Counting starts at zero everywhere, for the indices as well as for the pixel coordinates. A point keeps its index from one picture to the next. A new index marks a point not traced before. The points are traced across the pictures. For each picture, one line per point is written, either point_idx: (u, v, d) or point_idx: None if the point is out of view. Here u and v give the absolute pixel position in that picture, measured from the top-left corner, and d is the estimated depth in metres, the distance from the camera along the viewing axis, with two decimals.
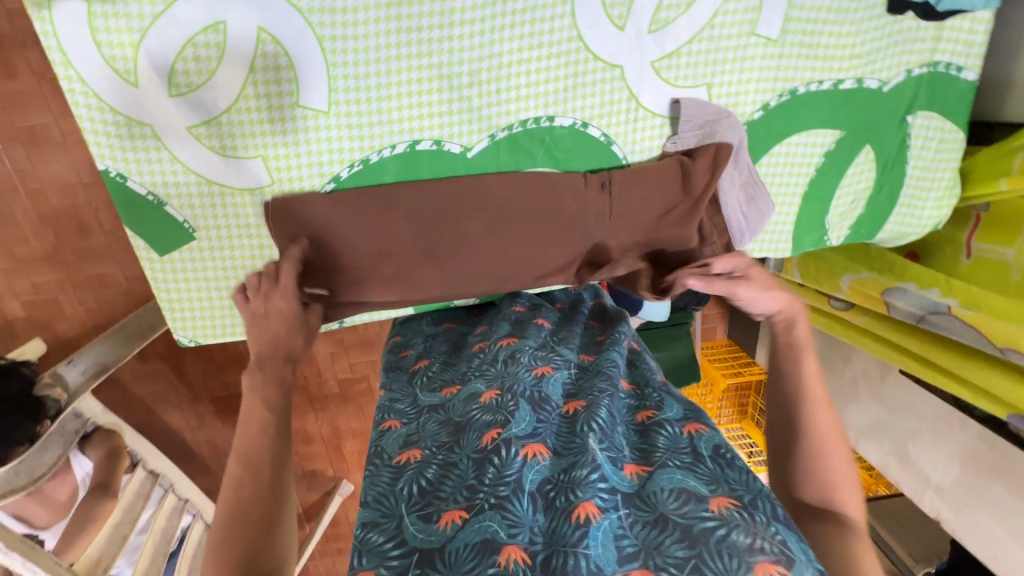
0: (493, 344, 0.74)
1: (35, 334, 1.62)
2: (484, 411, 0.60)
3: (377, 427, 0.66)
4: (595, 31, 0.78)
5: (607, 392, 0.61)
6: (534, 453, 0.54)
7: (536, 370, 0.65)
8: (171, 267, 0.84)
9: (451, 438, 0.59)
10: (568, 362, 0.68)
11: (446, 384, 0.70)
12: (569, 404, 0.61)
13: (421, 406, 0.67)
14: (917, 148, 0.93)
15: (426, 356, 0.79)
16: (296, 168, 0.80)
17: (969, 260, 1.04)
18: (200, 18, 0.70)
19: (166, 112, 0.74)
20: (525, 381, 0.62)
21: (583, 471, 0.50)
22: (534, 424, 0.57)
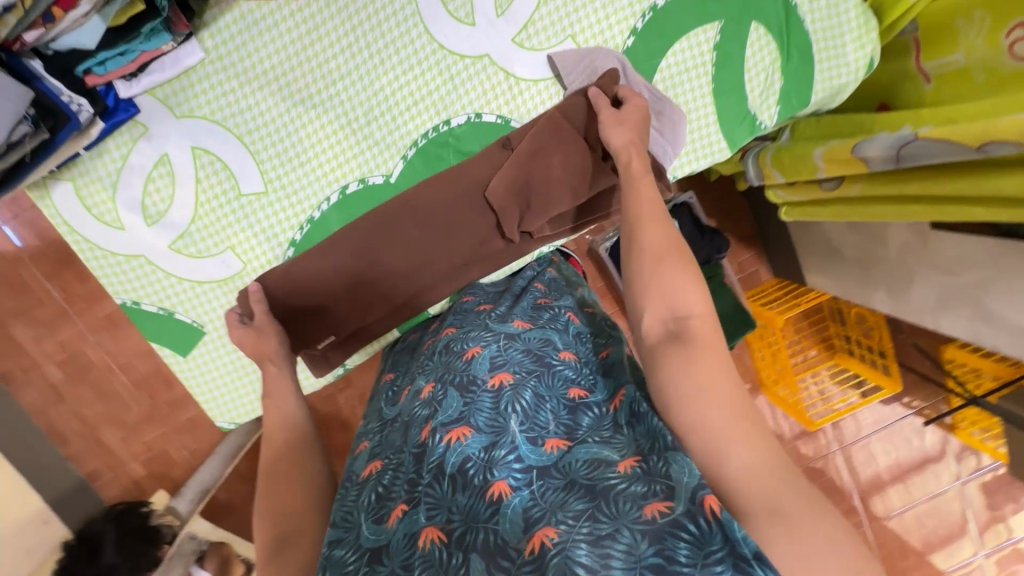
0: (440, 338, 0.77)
1: (157, 488, 1.67)
2: (422, 407, 0.62)
3: (353, 452, 0.70)
4: (449, 36, 0.89)
5: (535, 373, 0.62)
6: (457, 436, 0.55)
7: (466, 354, 0.67)
8: (193, 364, 0.98)
9: (401, 440, 0.63)
10: (499, 336, 0.69)
11: (402, 391, 0.74)
12: (495, 377, 0.62)
13: (385, 419, 0.71)
14: (805, 4, 0.92)
15: (393, 371, 0.84)
16: (259, 249, 0.94)
17: (931, 84, 0.97)
18: (150, 160, 0.89)
19: (150, 240, 0.92)
20: (455, 370, 0.65)
21: (499, 452, 0.53)
22: (460, 408, 0.59)
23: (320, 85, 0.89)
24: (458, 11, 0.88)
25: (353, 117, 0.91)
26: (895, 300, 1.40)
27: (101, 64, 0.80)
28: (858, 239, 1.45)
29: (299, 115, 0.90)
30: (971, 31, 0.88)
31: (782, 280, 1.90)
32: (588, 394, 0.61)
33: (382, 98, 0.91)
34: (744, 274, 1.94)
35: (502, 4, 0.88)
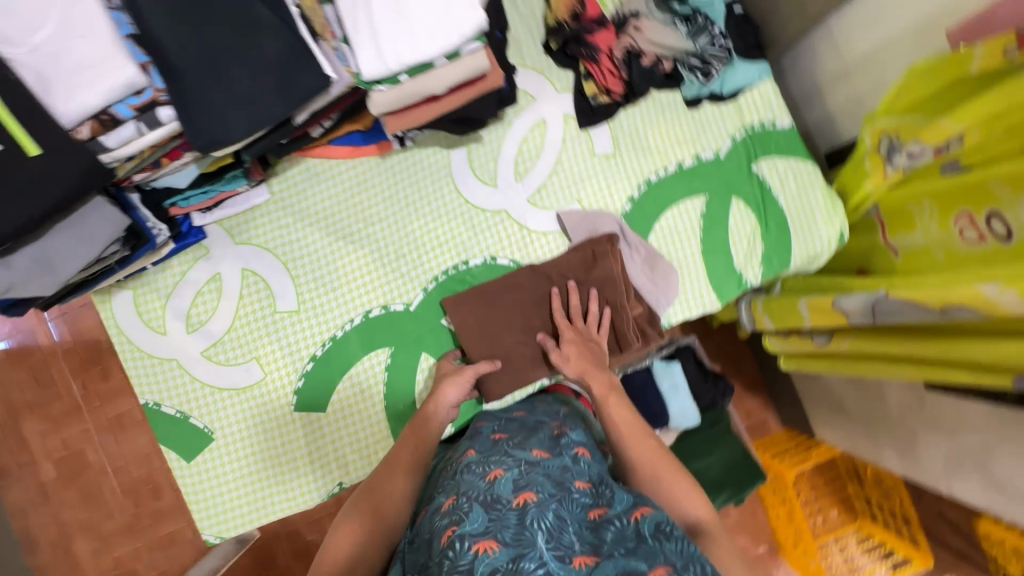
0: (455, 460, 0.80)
1: None
2: (443, 519, 0.64)
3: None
4: (474, 192, 1.06)
5: (553, 492, 0.64)
6: (485, 547, 0.57)
7: (489, 475, 0.69)
8: (196, 469, 1.00)
9: (423, 556, 0.63)
10: (519, 460, 0.71)
11: (414, 517, 0.75)
12: (519, 495, 0.64)
13: (400, 544, 0.71)
14: (778, 186, 1.08)
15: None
16: (281, 361, 1.02)
17: (899, 256, 1.07)
18: (204, 275, 1.02)
19: (187, 346, 1.01)
20: (478, 488, 0.66)
21: (529, 564, 0.54)
22: (486, 523, 0.60)
23: (362, 228, 1.05)
24: (483, 175, 1.06)
25: (383, 253, 1.05)
26: (905, 461, 1.35)
27: (185, 199, 0.96)
28: (859, 394, 1.46)
29: (338, 249, 1.04)
30: (924, 216, 0.99)
31: (792, 431, 1.86)
32: (608, 511, 0.63)
33: (414, 236, 1.05)
34: (752, 421, 1.92)
35: (521, 171, 1.07)
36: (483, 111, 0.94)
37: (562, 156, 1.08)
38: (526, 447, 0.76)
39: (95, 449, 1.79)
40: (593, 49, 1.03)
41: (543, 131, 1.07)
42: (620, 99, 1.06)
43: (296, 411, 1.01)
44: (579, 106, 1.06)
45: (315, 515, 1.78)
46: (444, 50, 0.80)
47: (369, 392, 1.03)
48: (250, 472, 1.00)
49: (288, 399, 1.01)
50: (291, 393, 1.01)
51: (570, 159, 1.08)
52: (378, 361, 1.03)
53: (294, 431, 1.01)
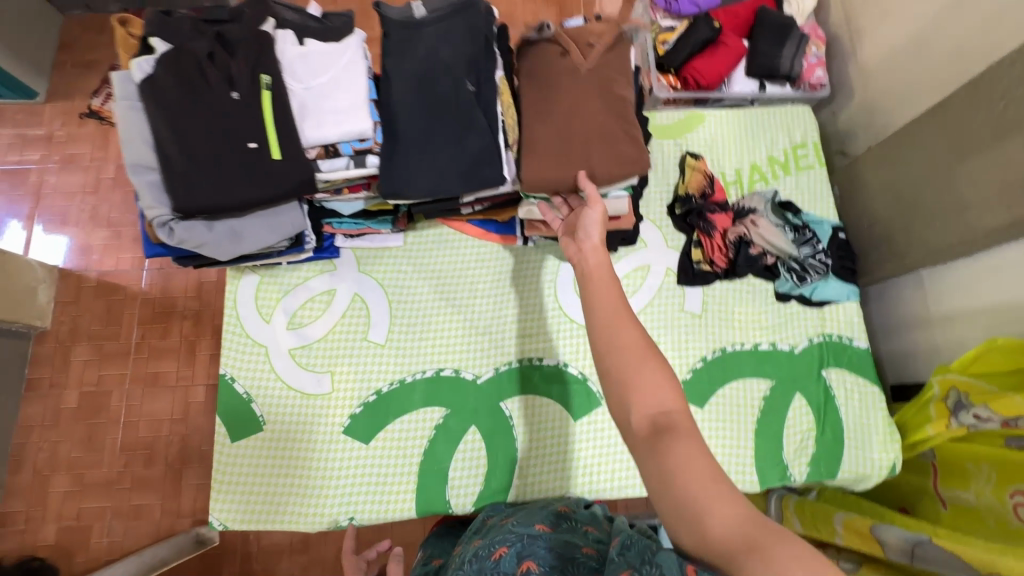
0: (465, 547, 0.84)
1: (83, 560, 1.75)
2: None
3: None
4: (570, 303, 1.18)
5: (554, 560, 0.69)
6: None
7: (495, 554, 0.74)
8: (235, 451, 1.06)
9: None
10: (519, 535, 0.77)
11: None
12: (521, 565, 0.70)
13: None
14: (842, 397, 1.14)
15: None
16: (349, 383, 1.10)
17: (948, 509, 1.08)
18: (321, 286, 1.15)
19: (281, 340, 1.12)
20: (486, 567, 0.72)
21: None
22: None
23: (463, 297, 1.18)
24: None
25: (473, 324, 1.16)
26: None
27: (340, 222, 1.13)
28: None
29: (437, 306, 1.17)
30: (981, 478, 1.01)
31: None
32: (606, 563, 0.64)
33: (503, 320, 1.17)
34: None
35: None
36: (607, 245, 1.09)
37: (654, 301, 1.19)
38: (529, 523, 0.82)
39: (121, 396, 1.88)
40: (711, 224, 1.19)
41: (644, 274, 1.21)
42: (721, 270, 1.19)
43: (343, 433, 1.08)
44: (682, 265, 1.20)
45: (280, 544, 1.74)
46: (602, 189, 0.95)
47: (412, 442, 1.09)
48: (278, 474, 1.06)
49: (340, 420, 1.09)
50: (345, 416, 1.09)
51: (661, 304, 1.19)
52: (430, 418, 1.10)
53: (334, 451, 1.07)
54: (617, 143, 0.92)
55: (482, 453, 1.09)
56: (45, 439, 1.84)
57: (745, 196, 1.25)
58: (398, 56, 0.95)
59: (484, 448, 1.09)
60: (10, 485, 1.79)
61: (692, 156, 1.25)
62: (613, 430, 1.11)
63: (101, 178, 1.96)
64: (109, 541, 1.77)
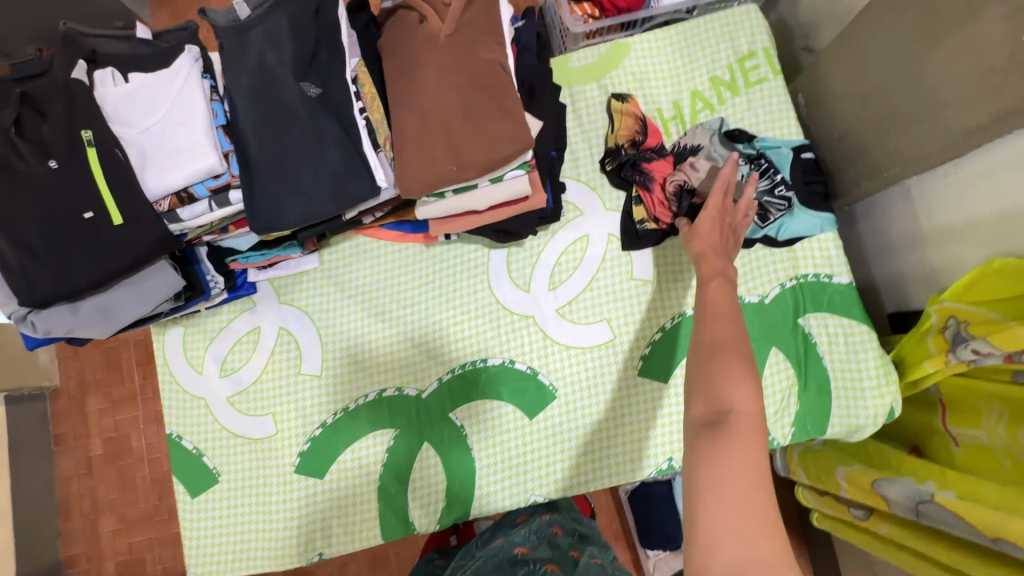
0: None
1: None
2: None
3: None
4: (507, 294, 1.08)
5: None
6: None
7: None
8: (197, 507, 1.06)
9: None
10: None
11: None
12: None
13: None
14: (825, 344, 1.01)
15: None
16: (293, 421, 1.07)
17: (960, 449, 0.96)
18: (245, 326, 1.10)
19: (218, 389, 1.08)
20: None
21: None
22: None
23: (394, 308, 1.09)
24: (518, 279, 1.08)
25: (409, 336, 1.08)
26: None
27: (245, 257, 1.05)
28: None
29: (368, 324, 1.09)
30: (991, 416, 0.88)
31: None
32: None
33: (440, 326, 1.08)
34: None
35: (556, 280, 1.08)
36: (525, 228, 0.96)
37: (600, 273, 1.07)
38: (479, 574, 0.76)
39: (140, 436, 1.95)
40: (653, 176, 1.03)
41: (585, 246, 1.08)
42: (667, 228, 1.04)
43: (295, 472, 1.05)
44: (625, 227, 1.06)
45: None
46: (491, 175, 0.83)
47: (366, 470, 1.05)
48: (244, 522, 1.05)
49: (291, 460, 1.06)
50: (294, 455, 1.06)
51: (607, 277, 1.07)
52: (380, 442, 1.05)
53: (292, 491, 1.05)
54: (487, 116, 0.78)
55: (438, 469, 1.04)
56: (83, 486, 1.93)
57: (687, 132, 1.07)
58: (232, 71, 0.83)
59: (441, 463, 1.04)
60: (65, 531, 1.91)
61: (618, 98, 1.07)
62: (574, 423, 1.04)
63: None
64: (164, 566, 1.90)
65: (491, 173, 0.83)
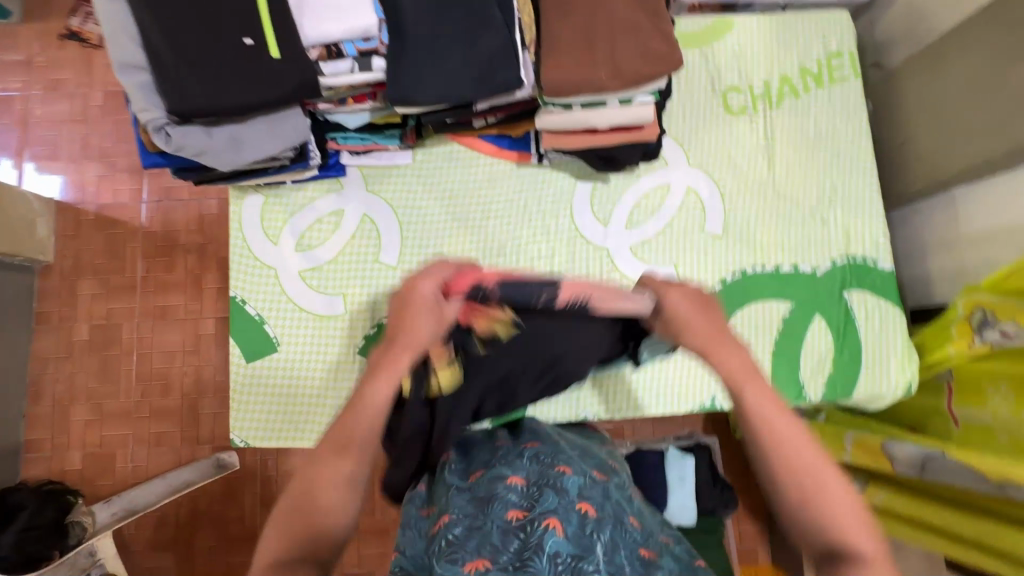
0: (518, 445, 0.83)
1: (109, 486, 1.77)
2: (512, 491, 0.68)
3: (419, 514, 0.75)
4: (587, 224, 1.14)
5: (613, 519, 0.69)
6: (553, 526, 0.62)
7: (559, 468, 0.74)
8: (251, 372, 1.06)
9: (474, 506, 0.68)
10: (584, 471, 0.75)
11: (472, 469, 0.77)
12: (585, 501, 0.68)
13: (449, 486, 0.74)
14: (862, 319, 1.12)
15: (426, 484, 0.83)
16: (363, 304, 1.09)
17: (958, 427, 1.09)
18: (329, 207, 1.11)
19: (290, 262, 1.09)
20: (548, 476, 0.71)
21: (587, 565, 0.59)
22: (555, 505, 0.65)
23: (473, 217, 1.13)
24: (599, 213, 1.15)
25: (487, 247, 1.13)
26: None
27: (345, 138, 1.06)
28: None
29: (450, 227, 1.13)
30: (996, 396, 1.01)
31: (777, 572, 1.83)
32: (656, 558, 0.68)
33: (519, 242, 1.13)
34: (741, 545, 1.87)
35: (634, 221, 1.15)
36: (628, 156, 1.00)
37: (674, 222, 1.15)
38: (585, 462, 0.81)
39: (132, 329, 1.84)
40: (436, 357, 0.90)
41: (664, 194, 1.16)
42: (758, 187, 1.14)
43: (359, 354, 1.08)
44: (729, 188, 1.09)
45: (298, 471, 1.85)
46: (626, 93, 0.90)
47: None
48: (296, 395, 1.06)
49: (356, 341, 1.08)
50: (360, 337, 1.08)
51: (680, 226, 1.15)
52: None
53: (351, 372, 1.07)
54: (646, 38, 0.86)
55: None
56: (61, 370, 1.82)
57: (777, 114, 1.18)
58: None
59: None
60: (32, 415, 1.80)
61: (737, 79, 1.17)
62: (630, 353, 1.11)
63: (89, 106, 1.86)
64: (133, 466, 1.78)
65: (625, 92, 0.90)
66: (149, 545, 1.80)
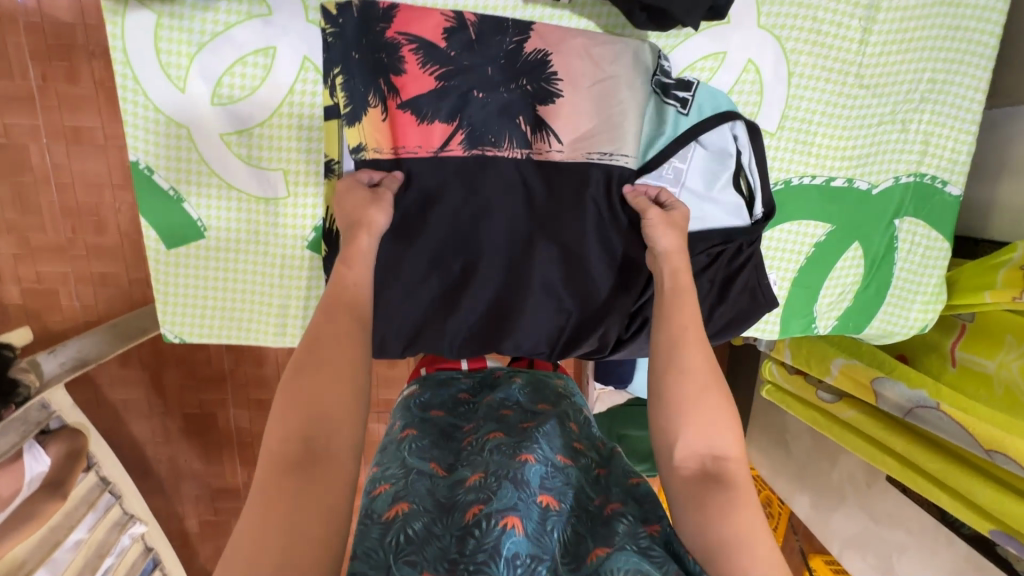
0: (481, 435, 0.72)
1: (56, 318, 1.76)
2: (468, 491, 0.61)
3: (367, 493, 0.64)
4: None
5: (572, 490, 0.64)
6: (512, 523, 0.55)
7: (520, 454, 0.65)
8: (175, 260, 0.86)
9: (431, 504, 0.61)
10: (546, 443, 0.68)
11: (430, 457, 0.69)
12: (546, 495, 0.61)
13: (409, 467, 0.65)
14: (904, 251, 0.97)
15: (376, 458, 0.72)
16: (310, 187, 0.85)
17: (956, 369, 1.04)
18: (254, 42, 0.78)
19: (207, 118, 0.80)
20: (506, 464, 0.62)
21: (545, 572, 0.53)
22: (515, 499, 0.58)
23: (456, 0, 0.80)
24: None
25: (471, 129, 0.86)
26: (815, 514, 1.47)
27: None
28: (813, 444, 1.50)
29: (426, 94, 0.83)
30: (1012, 351, 0.93)
31: None
32: (619, 506, 0.63)
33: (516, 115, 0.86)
34: None
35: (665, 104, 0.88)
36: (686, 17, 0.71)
37: None
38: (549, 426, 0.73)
39: (41, 152, 1.64)
40: (392, 80, 0.80)
41: (715, 66, 0.86)
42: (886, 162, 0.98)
43: (306, 250, 0.88)
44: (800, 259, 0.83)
45: None
46: None
47: None
48: (235, 290, 0.89)
49: (303, 233, 0.87)
50: (309, 228, 0.87)
51: None
52: None
53: (300, 268, 0.89)
54: None
55: None
56: None
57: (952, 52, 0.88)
58: None
59: None
60: None
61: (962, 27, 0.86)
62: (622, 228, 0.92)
63: None
64: (81, 303, 1.76)
65: None
66: (117, 377, 1.84)
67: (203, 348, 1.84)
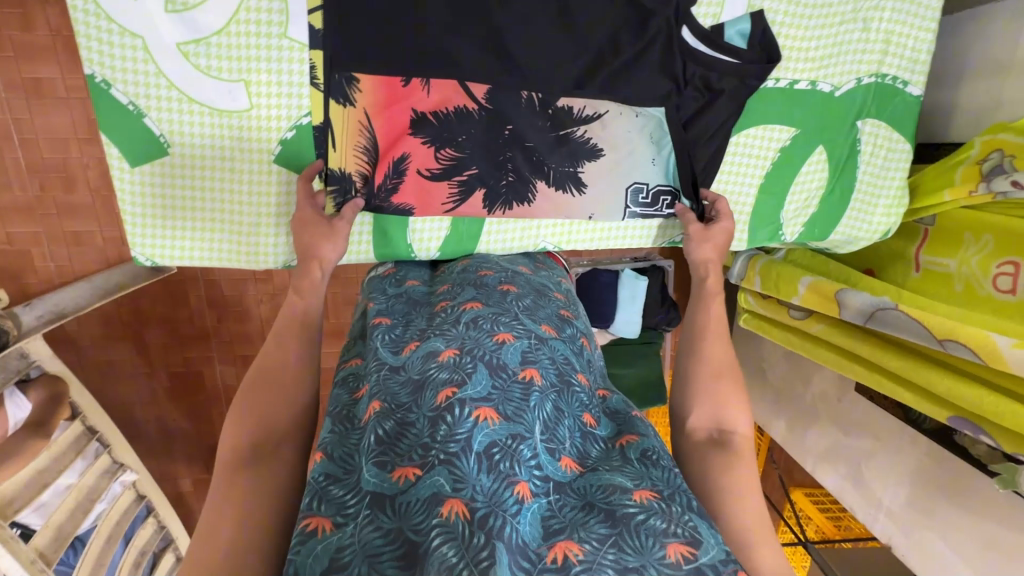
0: (455, 306, 0.78)
1: (31, 279, 1.73)
2: (441, 368, 0.63)
3: (349, 395, 0.70)
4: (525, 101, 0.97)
5: (556, 387, 0.65)
6: (485, 416, 0.57)
7: (497, 337, 0.69)
8: (141, 180, 0.86)
9: (408, 395, 0.63)
10: (529, 332, 0.71)
11: (405, 342, 0.72)
12: (524, 370, 0.64)
13: (382, 362, 0.69)
14: (866, 154, 0.99)
15: (359, 356, 0.78)
16: (273, 99, 0.84)
17: (918, 273, 1.07)
18: None
19: (160, 25, 0.78)
20: (485, 347, 0.66)
21: (524, 450, 0.55)
22: (488, 389, 0.60)
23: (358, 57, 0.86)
24: None
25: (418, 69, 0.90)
26: (790, 435, 1.52)
27: None
28: (786, 368, 1.54)
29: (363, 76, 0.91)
30: (970, 248, 0.97)
31: None
32: (596, 424, 0.65)
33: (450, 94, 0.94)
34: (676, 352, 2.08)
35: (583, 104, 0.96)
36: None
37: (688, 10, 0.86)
38: (534, 318, 0.77)
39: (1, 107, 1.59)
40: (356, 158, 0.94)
41: None
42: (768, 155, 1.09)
43: (273, 164, 0.88)
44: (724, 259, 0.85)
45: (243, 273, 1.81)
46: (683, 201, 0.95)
47: None
48: (204, 209, 0.89)
49: (269, 147, 0.87)
50: (274, 142, 0.86)
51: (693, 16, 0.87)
52: None
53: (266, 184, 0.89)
54: None
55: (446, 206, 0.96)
56: None
57: None
58: None
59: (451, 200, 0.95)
60: None
61: None
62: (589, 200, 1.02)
63: None
64: (56, 264, 1.74)
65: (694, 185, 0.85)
66: (100, 338, 1.83)
67: (184, 306, 1.83)
